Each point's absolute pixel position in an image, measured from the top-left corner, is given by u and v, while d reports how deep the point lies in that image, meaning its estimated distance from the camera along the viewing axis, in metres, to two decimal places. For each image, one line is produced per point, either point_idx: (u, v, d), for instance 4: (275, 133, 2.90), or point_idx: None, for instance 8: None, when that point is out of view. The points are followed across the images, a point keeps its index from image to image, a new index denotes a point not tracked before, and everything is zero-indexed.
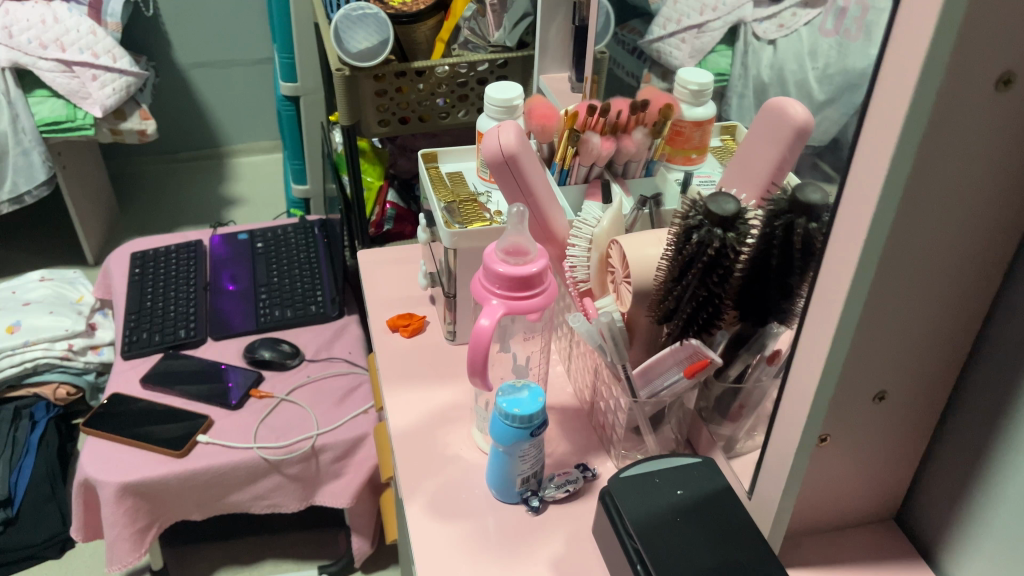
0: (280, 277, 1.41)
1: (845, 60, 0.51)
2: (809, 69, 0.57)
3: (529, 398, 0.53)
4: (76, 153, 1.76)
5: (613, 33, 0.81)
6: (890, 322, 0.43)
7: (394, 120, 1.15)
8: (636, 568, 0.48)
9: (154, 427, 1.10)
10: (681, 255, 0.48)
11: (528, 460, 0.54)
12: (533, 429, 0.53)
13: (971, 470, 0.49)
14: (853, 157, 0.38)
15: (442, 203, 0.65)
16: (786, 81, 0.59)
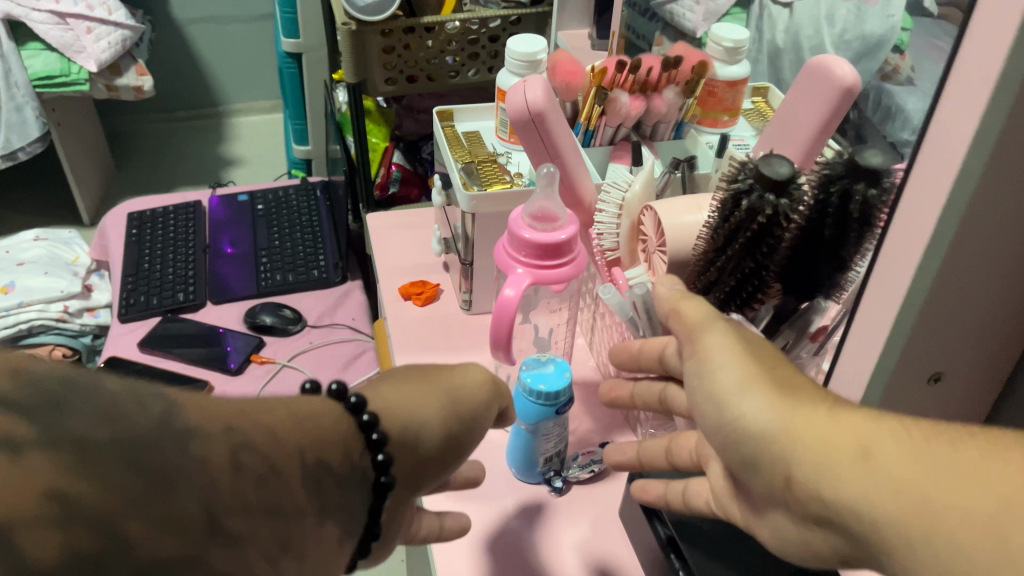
0: (282, 240, 1.37)
1: (861, 24, 0.55)
2: (824, 31, 0.59)
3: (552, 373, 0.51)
4: (70, 109, 1.71)
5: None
6: (958, 300, 0.39)
7: (402, 78, 1.10)
8: (669, 556, 0.46)
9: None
10: (727, 223, 0.44)
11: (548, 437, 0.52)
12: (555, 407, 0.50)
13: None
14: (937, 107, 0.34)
15: (459, 164, 0.61)
16: (802, 46, 0.61)
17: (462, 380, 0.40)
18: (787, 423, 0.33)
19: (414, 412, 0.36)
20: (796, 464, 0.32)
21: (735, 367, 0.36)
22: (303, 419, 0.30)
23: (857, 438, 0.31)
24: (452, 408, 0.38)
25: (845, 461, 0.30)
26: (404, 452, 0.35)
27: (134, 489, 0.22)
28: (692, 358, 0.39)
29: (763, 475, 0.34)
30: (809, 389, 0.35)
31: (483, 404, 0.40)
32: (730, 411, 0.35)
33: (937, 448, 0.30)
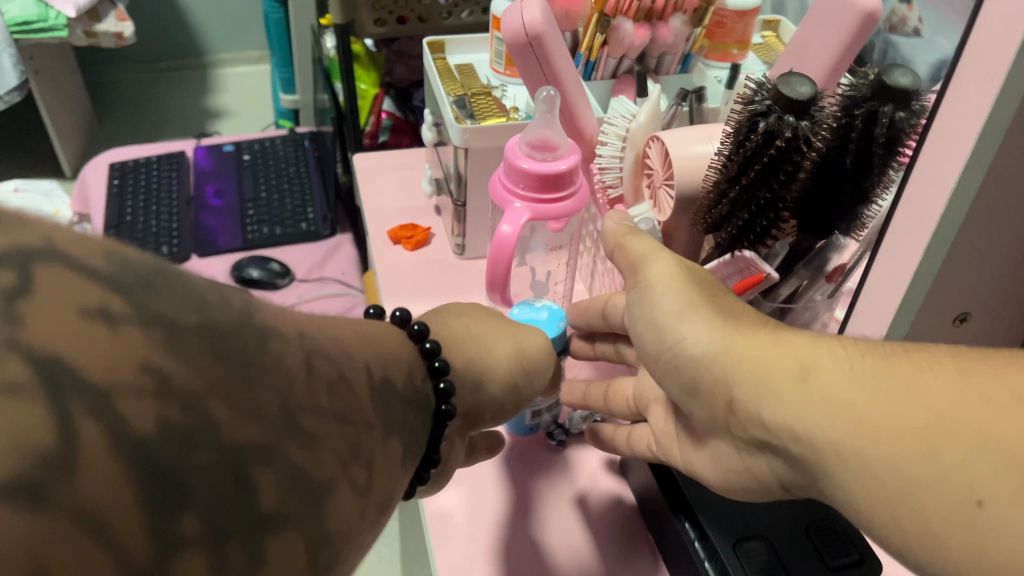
0: (268, 192, 1.33)
1: None
2: None
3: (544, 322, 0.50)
4: (48, 57, 1.65)
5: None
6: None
7: (391, 20, 1.06)
8: (685, 526, 0.45)
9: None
10: (741, 150, 0.41)
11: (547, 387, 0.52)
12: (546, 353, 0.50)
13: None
14: None
15: (450, 98, 0.57)
16: None
17: (525, 331, 0.43)
18: (727, 346, 0.35)
19: (481, 349, 0.39)
20: (737, 387, 0.34)
21: (675, 293, 0.38)
22: (370, 341, 0.32)
23: (800, 361, 0.32)
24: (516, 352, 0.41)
25: (785, 384, 0.32)
26: (467, 385, 0.38)
27: (217, 374, 0.22)
28: (631, 284, 0.41)
29: (705, 400, 0.36)
30: (745, 310, 0.37)
31: (542, 353, 0.43)
32: (669, 335, 0.37)
33: (873, 362, 0.31)
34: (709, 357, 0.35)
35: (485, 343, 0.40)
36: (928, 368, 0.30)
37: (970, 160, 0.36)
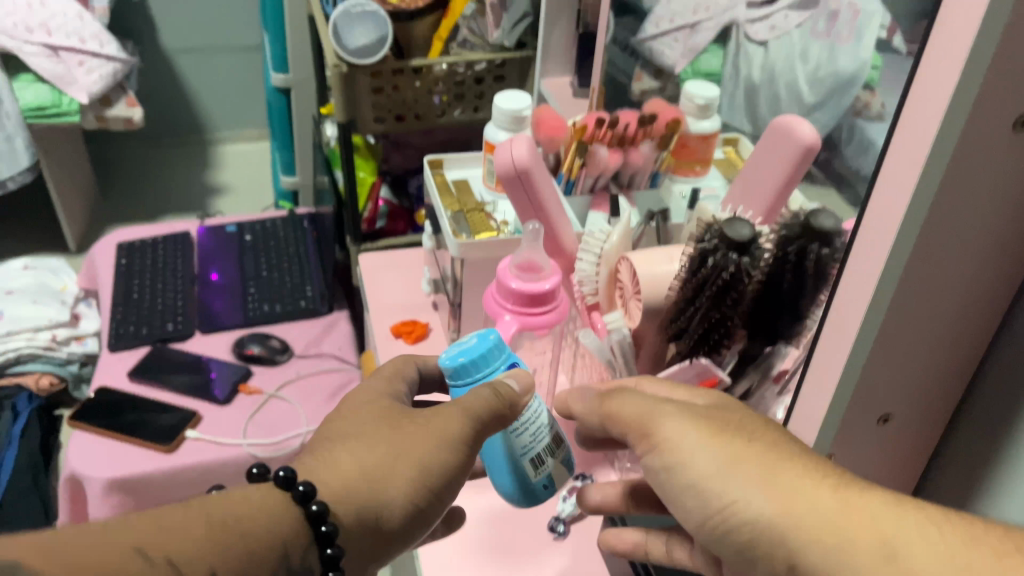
0: (270, 271, 1.40)
1: (834, 63, 0.56)
2: (798, 67, 0.60)
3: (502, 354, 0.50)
4: (59, 139, 1.73)
5: (611, 32, 0.80)
6: (905, 350, 0.44)
7: (390, 117, 1.14)
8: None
9: (152, 415, 1.11)
10: (695, 278, 0.48)
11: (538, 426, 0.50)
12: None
13: (972, 492, 0.50)
14: (881, 172, 0.39)
15: (449, 213, 0.65)
16: (776, 83, 0.61)
17: (438, 453, 0.45)
18: (789, 512, 0.37)
19: (382, 498, 0.43)
20: (813, 561, 0.36)
21: (717, 455, 0.40)
22: (236, 536, 0.37)
23: (881, 539, 0.35)
24: (413, 495, 0.44)
25: (875, 566, 0.35)
26: (363, 532, 0.42)
27: None
28: (653, 431, 0.43)
29: (761, 563, 0.39)
30: (784, 456, 0.40)
31: (454, 473, 0.45)
32: (722, 498, 0.39)
33: (954, 550, 0.34)
34: (782, 526, 0.37)
35: (386, 484, 0.43)
36: (983, 543, 0.34)
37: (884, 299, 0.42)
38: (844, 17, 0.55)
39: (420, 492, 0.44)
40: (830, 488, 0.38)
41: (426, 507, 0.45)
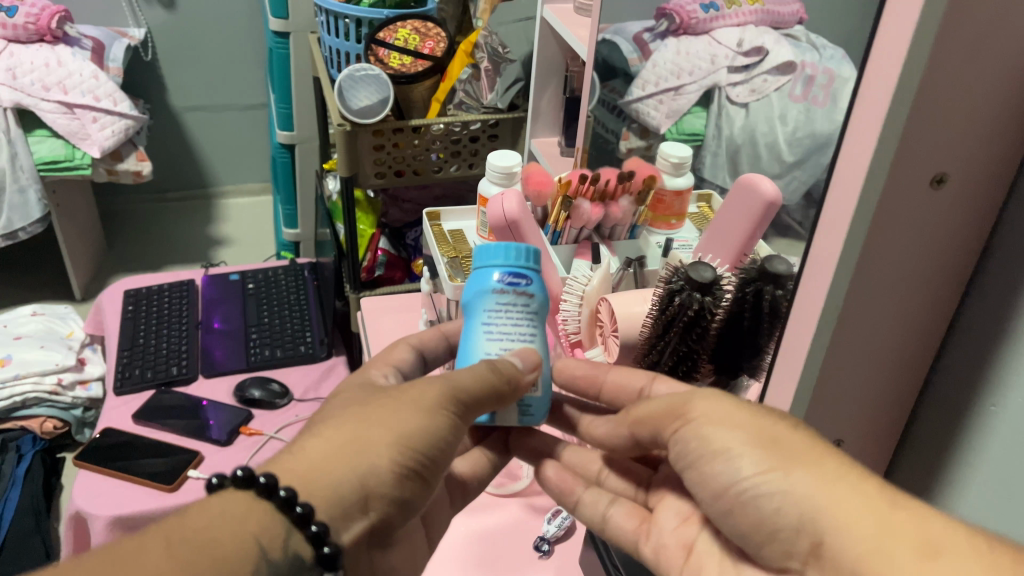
0: (271, 317, 1.46)
1: (812, 124, 0.56)
2: (779, 130, 0.63)
3: (507, 260, 0.54)
4: (70, 192, 1.80)
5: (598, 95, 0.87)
6: (852, 372, 0.52)
7: (390, 173, 1.21)
8: None
9: (138, 460, 1.12)
10: (665, 314, 0.55)
11: (509, 336, 0.54)
12: (499, 297, 0.54)
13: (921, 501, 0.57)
14: (817, 227, 0.46)
15: (445, 258, 0.71)
16: (759, 143, 0.65)
17: (405, 428, 0.49)
18: (821, 500, 0.43)
19: (358, 477, 0.47)
20: (842, 545, 0.41)
21: (755, 445, 0.46)
22: (208, 544, 0.41)
23: (915, 532, 0.40)
24: (386, 470, 0.48)
25: (901, 554, 0.39)
26: (352, 503, 0.46)
27: None
28: (692, 421, 0.49)
29: (791, 542, 0.45)
30: (822, 452, 0.45)
31: (426, 444, 0.50)
32: (758, 482, 0.45)
33: (983, 552, 0.39)
34: (812, 510, 0.43)
35: (358, 465, 0.47)
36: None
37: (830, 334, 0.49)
38: (820, 79, 0.56)
39: (396, 467, 0.48)
40: (874, 489, 0.42)
41: (404, 480, 0.49)
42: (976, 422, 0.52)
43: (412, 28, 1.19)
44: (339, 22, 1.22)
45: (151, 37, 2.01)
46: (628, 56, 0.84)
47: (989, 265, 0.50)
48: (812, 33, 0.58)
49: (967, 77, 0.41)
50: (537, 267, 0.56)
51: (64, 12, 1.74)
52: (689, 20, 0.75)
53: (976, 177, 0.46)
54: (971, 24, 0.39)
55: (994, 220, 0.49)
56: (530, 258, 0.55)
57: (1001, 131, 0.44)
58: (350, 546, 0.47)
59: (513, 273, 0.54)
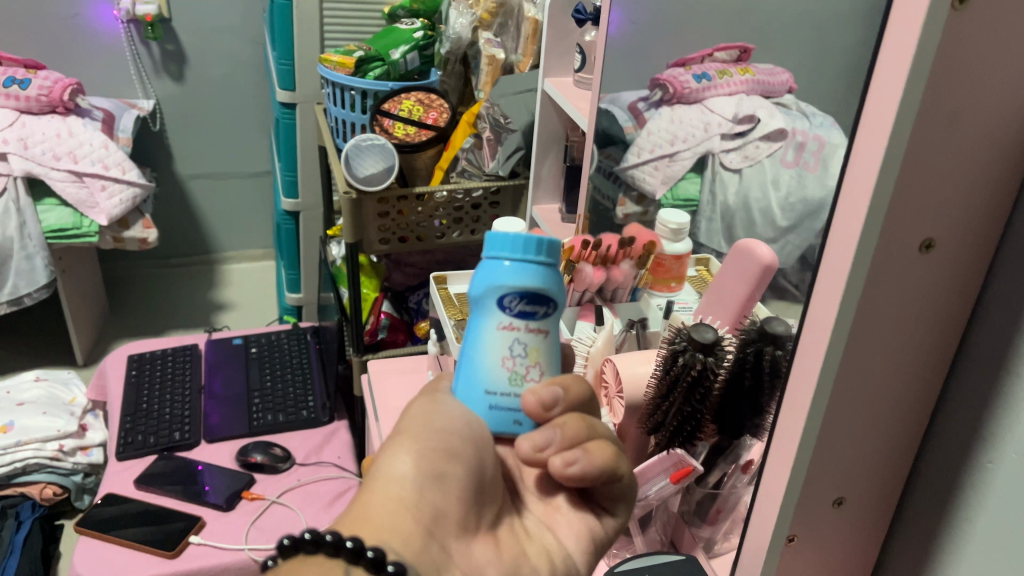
0: (273, 382, 1.47)
1: (805, 189, 0.58)
2: (772, 195, 0.65)
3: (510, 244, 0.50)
4: (76, 258, 1.83)
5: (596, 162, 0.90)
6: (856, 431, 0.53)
7: (394, 239, 1.23)
8: None
9: (133, 529, 1.11)
10: (669, 375, 0.57)
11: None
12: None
13: (924, 560, 0.58)
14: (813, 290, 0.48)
15: (453, 321, 0.74)
16: (753, 208, 0.68)
17: (409, 431, 0.48)
18: None
19: (385, 490, 0.45)
20: None
21: None
22: None
23: None
24: (403, 470, 0.46)
25: None
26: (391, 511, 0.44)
27: None
28: None
29: None
30: None
31: (439, 436, 0.48)
32: None
33: None
34: None
35: (380, 482, 0.46)
36: None
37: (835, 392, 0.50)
38: (811, 146, 0.59)
39: (417, 464, 0.46)
40: None
41: (433, 472, 0.47)
42: (975, 478, 0.54)
43: (416, 100, 1.24)
44: (345, 94, 1.29)
45: (160, 108, 2.07)
46: (623, 124, 0.87)
47: (977, 325, 0.52)
48: (802, 103, 0.61)
49: (948, 148, 0.44)
50: (513, 259, 0.49)
51: (76, 85, 1.79)
52: (682, 89, 0.78)
53: (963, 242, 0.48)
54: (947, 101, 0.42)
55: (981, 282, 0.51)
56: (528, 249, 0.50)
57: (985, 198, 0.47)
58: (418, 548, 0.43)
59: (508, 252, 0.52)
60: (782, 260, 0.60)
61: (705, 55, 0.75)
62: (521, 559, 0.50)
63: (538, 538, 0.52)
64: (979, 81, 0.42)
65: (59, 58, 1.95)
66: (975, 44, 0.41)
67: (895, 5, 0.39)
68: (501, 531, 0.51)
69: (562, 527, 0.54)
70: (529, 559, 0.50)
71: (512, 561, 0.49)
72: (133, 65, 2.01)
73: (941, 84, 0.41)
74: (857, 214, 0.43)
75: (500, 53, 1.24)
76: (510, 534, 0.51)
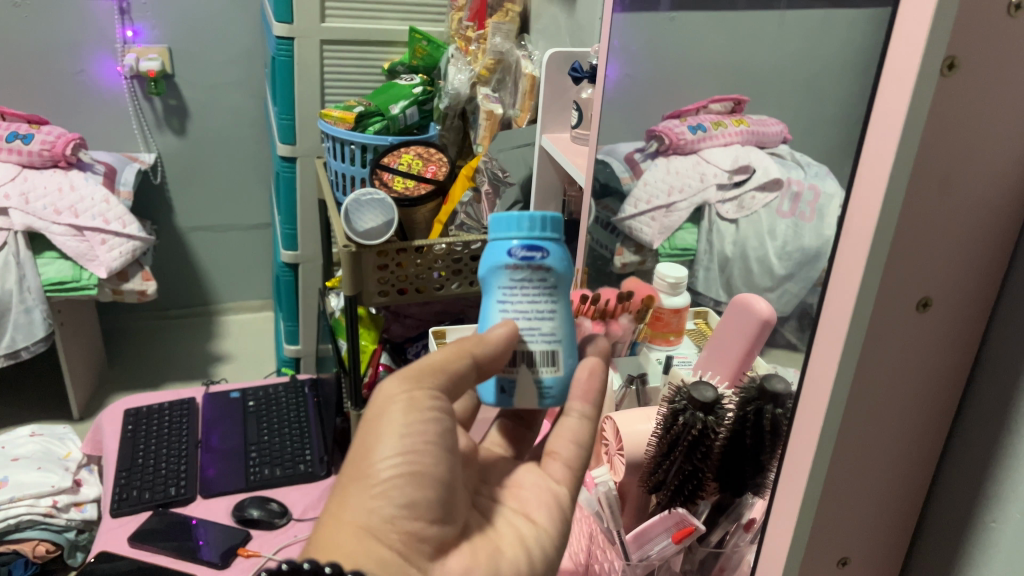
0: (271, 436, 1.45)
1: (800, 239, 0.59)
2: (769, 244, 0.65)
3: (531, 230, 0.54)
4: (75, 311, 1.83)
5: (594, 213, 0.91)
6: (860, 489, 0.52)
7: (393, 291, 1.23)
8: None
9: None
10: (669, 434, 0.57)
11: (531, 318, 0.54)
12: (513, 273, 0.54)
13: None
14: (812, 348, 0.47)
15: None
16: (750, 256, 0.68)
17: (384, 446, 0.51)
18: None
19: (354, 523, 0.50)
20: None
21: None
22: None
23: None
24: (375, 502, 0.50)
25: None
26: (365, 537, 0.49)
27: None
28: None
29: None
30: None
31: (412, 452, 0.51)
32: None
33: None
34: None
35: (351, 513, 0.50)
36: None
37: (838, 449, 0.50)
38: (806, 197, 0.59)
39: (387, 494, 0.50)
40: None
41: (405, 499, 0.50)
42: (981, 536, 0.53)
43: (415, 154, 1.26)
44: (345, 148, 1.31)
45: (161, 162, 2.09)
46: (619, 175, 0.88)
47: (977, 381, 0.52)
48: (796, 153, 0.61)
49: (942, 208, 0.44)
50: (561, 237, 0.55)
51: (79, 140, 1.82)
52: (678, 140, 0.79)
53: (960, 300, 0.48)
54: (939, 163, 0.43)
55: (980, 338, 0.51)
56: (549, 228, 0.55)
57: (980, 255, 0.47)
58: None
59: (527, 245, 0.54)
60: (780, 311, 0.60)
61: (699, 107, 0.75)
62: (497, 556, 0.54)
63: (510, 528, 0.57)
64: (970, 143, 0.43)
65: (62, 113, 1.98)
66: (964, 109, 0.42)
67: (885, 73, 0.40)
68: (472, 535, 0.55)
69: (532, 506, 0.58)
70: (504, 554, 0.54)
71: (487, 563, 0.53)
72: (136, 120, 2.03)
73: (931, 147, 0.42)
74: (853, 275, 0.43)
75: (498, 108, 1.26)
76: (482, 537, 0.55)
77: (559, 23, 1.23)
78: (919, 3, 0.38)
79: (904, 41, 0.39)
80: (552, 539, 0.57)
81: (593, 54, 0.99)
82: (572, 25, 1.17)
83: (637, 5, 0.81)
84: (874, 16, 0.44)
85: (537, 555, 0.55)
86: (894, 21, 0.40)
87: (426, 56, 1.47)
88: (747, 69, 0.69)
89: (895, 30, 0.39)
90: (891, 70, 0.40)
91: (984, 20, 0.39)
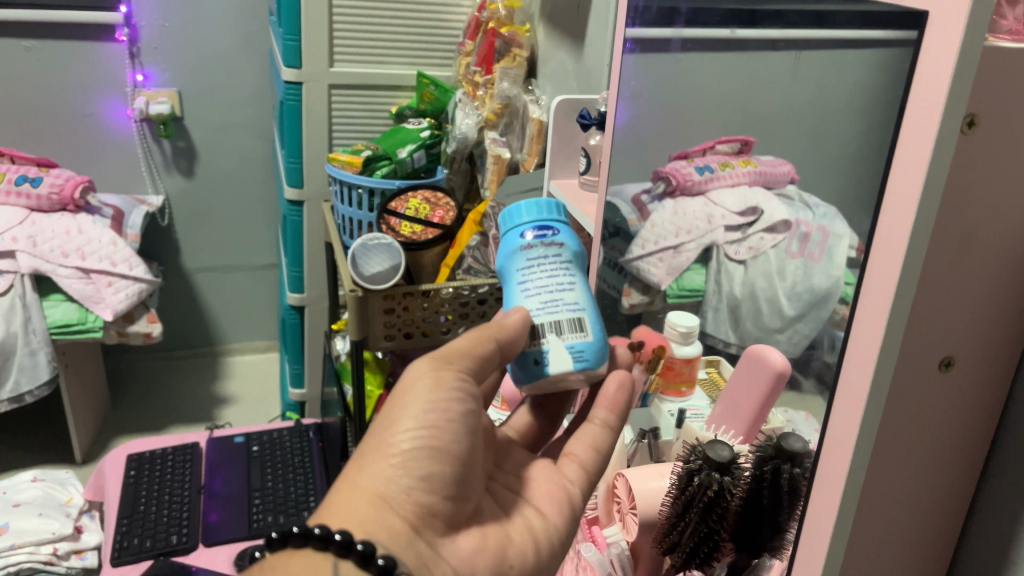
0: (275, 482, 1.43)
1: (808, 280, 0.58)
2: (778, 283, 0.65)
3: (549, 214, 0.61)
4: (79, 354, 1.82)
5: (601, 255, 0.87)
6: (879, 554, 0.51)
7: (400, 335, 1.21)
8: None
9: None
10: (683, 495, 0.55)
11: (553, 292, 0.58)
12: (528, 253, 0.60)
13: None
14: (833, 407, 0.46)
15: None
16: (760, 297, 0.67)
17: (411, 412, 0.53)
18: None
19: (373, 490, 0.52)
20: None
21: None
22: None
23: None
24: (393, 471, 0.52)
25: None
26: (375, 500, 0.52)
27: None
28: None
29: None
30: None
31: (431, 425, 0.53)
32: None
33: None
34: None
35: (368, 479, 0.52)
36: None
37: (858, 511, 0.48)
38: (815, 238, 0.58)
39: (403, 465, 0.53)
40: None
41: (421, 473, 0.53)
42: None
43: (422, 198, 1.26)
44: (353, 192, 1.31)
45: (169, 204, 2.10)
46: (627, 216, 0.86)
47: (1001, 446, 0.50)
48: (806, 193, 0.60)
49: (962, 267, 0.43)
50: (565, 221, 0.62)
51: (87, 183, 1.82)
52: (686, 181, 0.79)
53: (983, 361, 0.47)
54: (958, 222, 0.42)
55: (1003, 400, 0.49)
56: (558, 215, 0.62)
57: (1003, 313, 0.46)
58: (402, 545, 0.51)
59: (539, 226, 0.60)
60: (793, 356, 0.59)
61: (705, 148, 0.75)
62: (506, 543, 0.57)
63: (522, 518, 0.59)
64: (990, 201, 0.42)
65: (72, 155, 1.99)
66: (982, 165, 0.41)
67: (904, 128, 0.39)
68: (484, 520, 0.57)
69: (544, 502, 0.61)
70: (513, 542, 0.57)
71: (495, 548, 0.56)
72: (145, 161, 2.04)
73: (951, 204, 0.41)
74: (876, 332, 0.42)
75: (506, 152, 1.26)
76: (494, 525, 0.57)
77: (566, 69, 1.23)
78: (940, 57, 0.37)
79: (924, 94, 0.38)
80: (560, 529, 0.61)
81: (600, 100, 0.99)
82: (579, 71, 1.18)
83: (649, 47, 0.78)
84: (888, 66, 0.44)
85: (544, 541, 0.59)
86: (912, 76, 0.39)
87: (433, 100, 1.48)
88: (755, 116, 0.68)
89: (915, 85, 0.39)
90: (911, 126, 0.39)
91: (1004, 76, 0.39)
